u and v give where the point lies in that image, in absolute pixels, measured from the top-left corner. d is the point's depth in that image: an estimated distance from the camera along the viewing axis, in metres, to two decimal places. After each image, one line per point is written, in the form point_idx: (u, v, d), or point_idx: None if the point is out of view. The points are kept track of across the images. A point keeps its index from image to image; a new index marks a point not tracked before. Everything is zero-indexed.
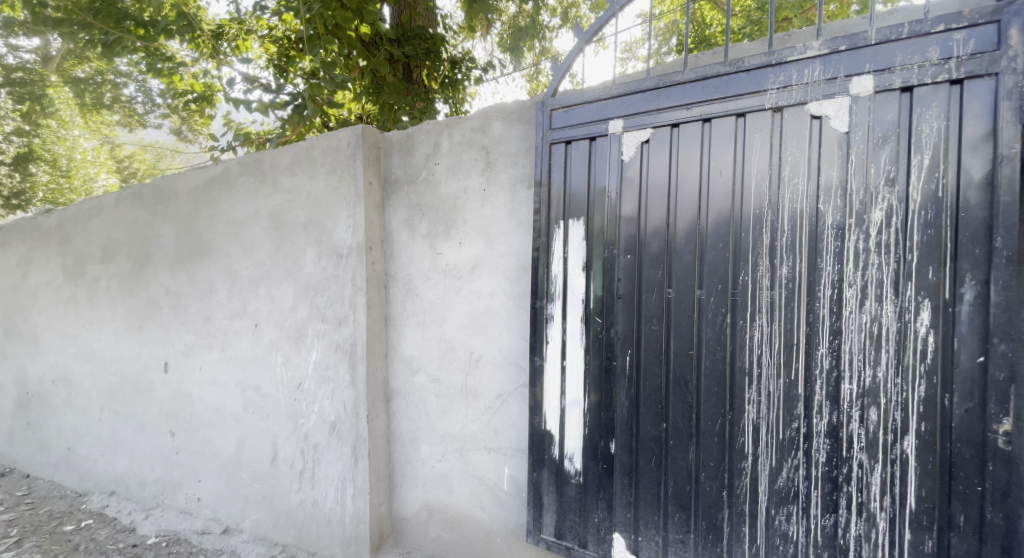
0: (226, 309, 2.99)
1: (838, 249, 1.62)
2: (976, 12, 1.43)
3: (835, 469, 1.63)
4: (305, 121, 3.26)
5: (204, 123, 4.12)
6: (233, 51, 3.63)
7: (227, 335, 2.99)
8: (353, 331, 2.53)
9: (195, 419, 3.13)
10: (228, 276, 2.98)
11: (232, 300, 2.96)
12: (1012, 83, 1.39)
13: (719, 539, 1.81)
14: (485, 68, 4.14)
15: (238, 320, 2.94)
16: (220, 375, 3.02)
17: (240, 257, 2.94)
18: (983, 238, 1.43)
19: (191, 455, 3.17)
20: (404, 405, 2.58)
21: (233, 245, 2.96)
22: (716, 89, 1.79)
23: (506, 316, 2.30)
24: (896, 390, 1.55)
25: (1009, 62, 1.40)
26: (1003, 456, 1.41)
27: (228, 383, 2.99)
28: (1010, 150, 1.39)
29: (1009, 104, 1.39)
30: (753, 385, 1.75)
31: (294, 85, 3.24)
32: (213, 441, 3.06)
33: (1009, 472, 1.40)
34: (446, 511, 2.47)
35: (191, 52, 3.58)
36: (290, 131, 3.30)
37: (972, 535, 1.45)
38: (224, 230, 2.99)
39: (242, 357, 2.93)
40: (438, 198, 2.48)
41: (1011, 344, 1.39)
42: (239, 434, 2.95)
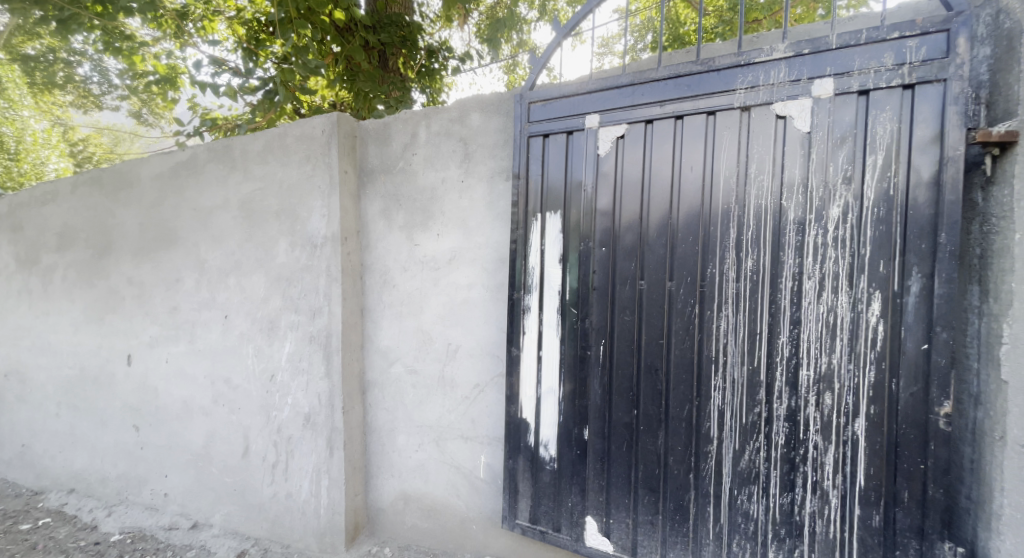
0: (194, 300, 2.90)
1: (798, 243, 1.71)
2: (927, 21, 1.53)
3: (793, 450, 1.73)
4: (275, 107, 3.17)
5: (166, 105, 3.94)
6: (198, 32, 3.49)
7: (195, 327, 2.90)
8: (327, 323, 2.50)
9: (161, 413, 3.03)
10: (195, 266, 2.89)
11: (200, 290, 2.88)
12: (958, 89, 1.50)
13: (685, 519, 1.89)
14: (462, 59, 4.11)
15: (207, 311, 2.86)
16: (187, 367, 2.93)
17: (208, 247, 2.85)
18: (929, 234, 1.54)
19: (157, 450, 3.07)
20: (380, 397, 2.58)
21: (201, 233, 2.87)
22: (687, 87, 1.85)
23: (483, 307, 2.32)
24: (850, 376, 1.65)
25: (956, 69, 1.50)
26: (943, 436, 1.53)
27: (196, 375, 2.91)
28: (954, 152, 1.50)
29: (955, 109, 1.50)
30: (719, 372, 1.83)
31: (264, 70, 3.14)
32: (181, 435, 2.98)
33: (947, 450, 1.52)
34: (422, 500, 2.49)
35: (152, 31, 3.42)
36: (260, 117, 3.21)
37: (914, 509, 1.58)
38: (191, 218, 2.89)
39: (211, 349, 2.85)
40: (415, 188, 2.46)
41: (952, 332, 1.51)
42: (209, 427, 2.88)
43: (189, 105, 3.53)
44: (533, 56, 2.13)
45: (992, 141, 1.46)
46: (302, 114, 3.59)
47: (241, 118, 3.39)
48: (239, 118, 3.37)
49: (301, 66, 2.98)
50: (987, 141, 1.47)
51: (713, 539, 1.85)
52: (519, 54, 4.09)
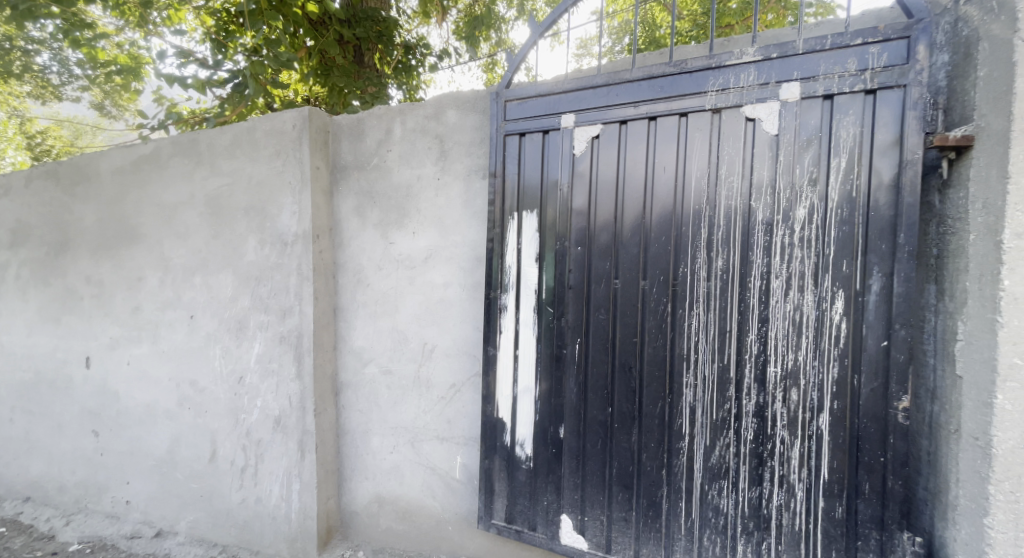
0: (157, 299, 2.79)
1: (766, 243, 1.76)
2: (888, 29, 1.59)
3: (761, 445, 1.78)
4: (245, 101, 3.08)
5: (130, 97, 3.78)
6: (164, 21, 3.36)
7: (159, 327, 2.79)
8: (299, 322, 2.44)
9: (122, 417, 2.91)
10: (159, 264, 2.78)
11: (164, 289, 2.77)
12: (917, 95, 1.56)
13: (658, 515, 1.92)
14: (440, 56, 4.07)
15: (172, 311, 2.76)
16: (151, 370, 2.82)
17: (172, 244, 2.75)
18: (889, 235, 1.60)
19: (118, 456, 2.95)
20: (354, 398, 2.53)
21: (165, 231, 2.76)
22: (661, 89, 1.88)
23: (460, 306, 2.31)
24: (815, 372, 1.71)
25: (915, 76, 1.56)
26: (901, 429, 1.59)
27: (160, 378, 2.80)
28: (913, 156, 1.56)
29: (914, 114, 1.56)
30: (690, 369, 1.87)
31: (233, 62, 3.04)
32: (143, 440, 2.86)
33: (905, 443, 1.58)
34: (396, 502, 2.46)
35: (115, 20, 3.28)
36: (230, 111, 3.11)
37: (875, 500, 1.63)
38: (154, 214, 2.79)
39: (176, 351, 2.75)
40: (390, 185, 2.43)
41: (910, 329, 1.57)
42: (173, 432, 2.78)
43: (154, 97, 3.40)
44: (509, 54, 2.13)
45: (949, 146, 1.53)
46: (274, 108, 3.50)
47: (210, 112, 3.28)
48: (207, 112, 3.26)
49: (272, 58, 2.93)
50: (945, 145, 1.53)
51: (684, 533, 1.89)
52: (496, 52, 4.09)
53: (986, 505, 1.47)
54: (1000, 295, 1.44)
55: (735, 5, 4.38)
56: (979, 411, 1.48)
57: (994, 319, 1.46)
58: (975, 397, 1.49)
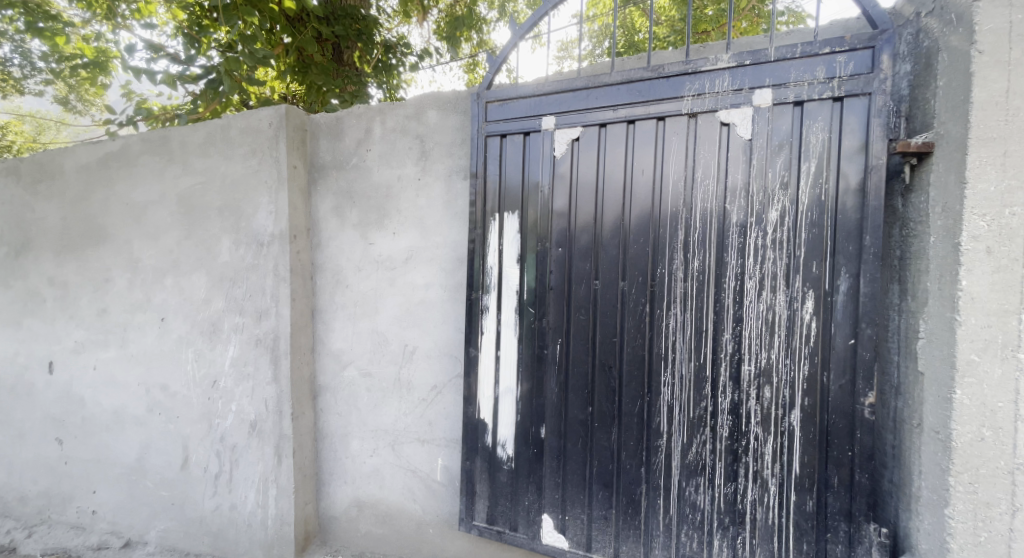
0: (126, 301, 2.70)
1: (740, 245, 1.80)
2: (854, 38, 1.64)
3: (736, 442, 1.82)
4: (219, 98, 3.00)
5: (97, 92, 3.65)
6: (133, 14, 3.25)
7: (128, 330, 2.70)
8: (275, 325, 2.39)
9: (89, 424, 2.80)
10: (127, 265, 2.69)
11: (133, 291, 2.68)
12: (881, 103, 1.61)
13: (637, 512, 1.95)
14: (421, 56, 4.04)
15: (142, 314, 2.67)
16: (119, 374, 2.73)
17: (142, 245, 2.66)
18: (856, 237, 1.65)
19: (84, 464, 2.84)
20: (333, 401, 2.50)
21: (134, 230, 2.67)
22: (640, 92, 1.91)
23: (441, 307, 2.29)
24: (787, 370, 1.75)
25: (880, 84, 1.61)
26: (867, 424, 1.64)
27: (129, 383, 2.71)
28: (877, 161, 1.61)
29: (878, 121, 1.61)
30: (668, 368, 1.90)
31: (206, 58, 2.96)
32: (112, 448, 2.77)
33: (871, 438, 1.63)
34: (376, 506, 2.43)
35: (82, 12, 3.16)
36: (203, 108, 3.03)
37: (843, 494, 1.68)
38: (122, 213, 2.69)
39: (146, 354, 2.66)
40: (369, 185, 2.40)
41: (876, 328, 1.62)
42: (143, 438, 2.69)
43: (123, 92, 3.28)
44: (491, 56, 2.13)
45: (910, 152, 1.57)
46: (249, 105, 3.42)
47: (182, 109, 3.18)
48: (179, 108, 3.16)
49: (247, 55, 2.82)
50: (906, 151, 1.57)
51: (663, 530, 1.92)
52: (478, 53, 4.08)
53: (946, 495, 1.50)
54: (958, 294, 1.48)
55: (711, 12, 4.47)
56: (939, 406, 1.52)
57: (952, 317, 1.50)
58: (936, 392, 1.53)
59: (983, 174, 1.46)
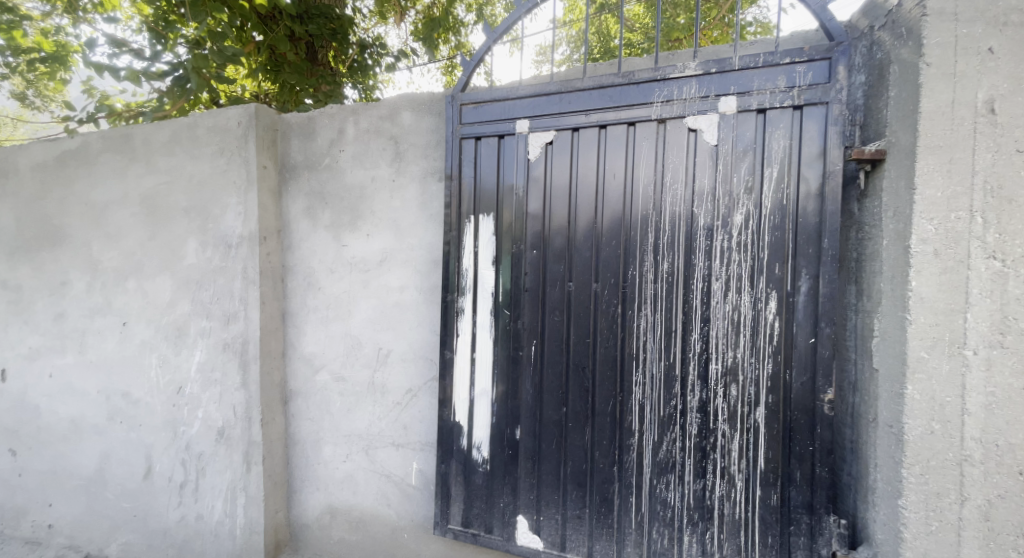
0: (85, 307, 2.68)
1: (707, 247, 1.86)
2: (812, 50, 1.71)
3: (704, 439, 1.87)
4: (187, 96, 2.91)
5: (56, 88, 3.51)
6: (96, 8, 3.13)
7: (87, 336, 2.68)
8: (243, 328, 2.35)
9: (48, 433, 2.77)
10: (87, 267, 2.66)
11: (93, 295, 2.66)
12: (838, 112, 1.68)
13: (610, 511, 1.98)
14: (398, 56, 4.01)
15: (102, 318, 2.64)
16: (78, 382, 2.70)
17: (102, 246, 2.63)
18: (815, 240, 1.72)
19: (39, 476, 2.81)
20: (305, 406, 2.46)
21: (94, 233, 2.65)
22: (611, 98, 1.95)
23: (416, 310, 2.28)
24: (752, 368, 1.80)
25: (836, 94, 1.69)
26: (827, 419, 1.70)
27: (88, 390, 2.68)
28: (834, 167, 1.68)
29: (835, 129, 1.68)
30: (640, 368, 1.94)
31: (173, 53, 2.86)
32: (72, 457, 2.73)
33: (830, 432, 1.69)
34: (349, 513, 2.40)
35: (40, 4, 3.03)
36: (169, 105, 2.94)
37: (805, 487, 1.74)
38: (82, 216, 2.67)
39: (106, 360, 2.64)
40: (342, 187, 2.38)
41: (834, 326, 1.69)
42: (102, 448, 2.66)
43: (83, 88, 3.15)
44: (466, 58, 2.15)
45: (865, 159, 1.65)
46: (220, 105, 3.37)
47: (146, 106, 3.05)
48: (144, 105, 3.04)
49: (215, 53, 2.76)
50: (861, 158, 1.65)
51: (635, 527, 1.95)
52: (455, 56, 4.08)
53: (900, 487, 1.58)
54: (908, 294, 1.56)
55: (683, 20, 4.57)
56: (893, 401, 1.60)
57: (903, 317, 1.57)
58: (890, 388, 1.61)
59: (931, 181, 1.54)
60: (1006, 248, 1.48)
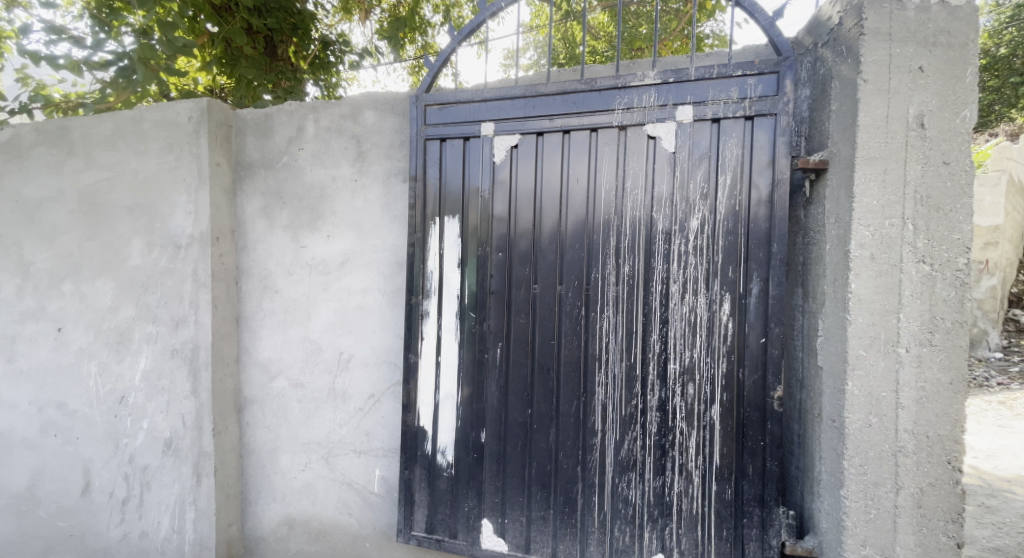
0: (16, 311, 2.49)
1: (665, 251, 1.91)
2: (762, 63, 1.79)
3: (663, 437, 1.91)
4: (132, 88, 2.74)
5: None
6: None
7: (17, 343, 2.50)
8: (194, 334, 2.24)
9: None
10: (19, 269, 2.49)
11: (24, 299, 2.48)
12: (785, 123, 1.76)
13: (574, 511, 2.00)
14: (362, 55, 3.92)
15: (34, 323, 2.47)
16: (6, 392, 2.51)
17: (36, 246, 2.46)
18: (766, 244, 1.79)
19: None
20: (260, 414, 2.36)
21: (26, 232, 2.47)
22: (574, 104, 1.98)
23: (379, 313, 2.23)
24: (707, 367, 1.86)
25: (784, 106, 1.76)
26: (776, 415, 1.76)
27: (19, 402, 2.49)
28: (782, 175, 1.76)
29: (783, 139, 1.76)
30: (602, 369, 1.97)
31: (118, 43, 2.69)
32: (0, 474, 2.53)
33: (780, 428, 1.76)
34: (308, 524, 2.32)
35: None
36: (113, 98, 2.76)
37: (757, 481, 1.80)
38: (13, 214, 2.49)
39: (39, 370, 2.46)
40: (301, 186, 2.31)
41: (783, 327, 1.76)
42: (35, 463, 2.48)
43: (18, 77, 2.95)
44: (430, 59, 2.13)
45: (810, 168, 1.74)
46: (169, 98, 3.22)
47: (89, 97, 2.91)
48: (85, 96, 2.89)
49: (164, 43, 2.62)
50: (806, 168, 1.73)
51: (598, 526, 1.98)
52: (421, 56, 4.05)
53: (842, 478, 1.65)
54: (850, 296, 1.65)
55: (645, 31, 4.73)
56: (835, 397, 1.68)
57: (844, 317, 1.66)
58: (832, 384, 1.69)
59: (868, 190, 1.64)
60: (934, 253, 1.59)
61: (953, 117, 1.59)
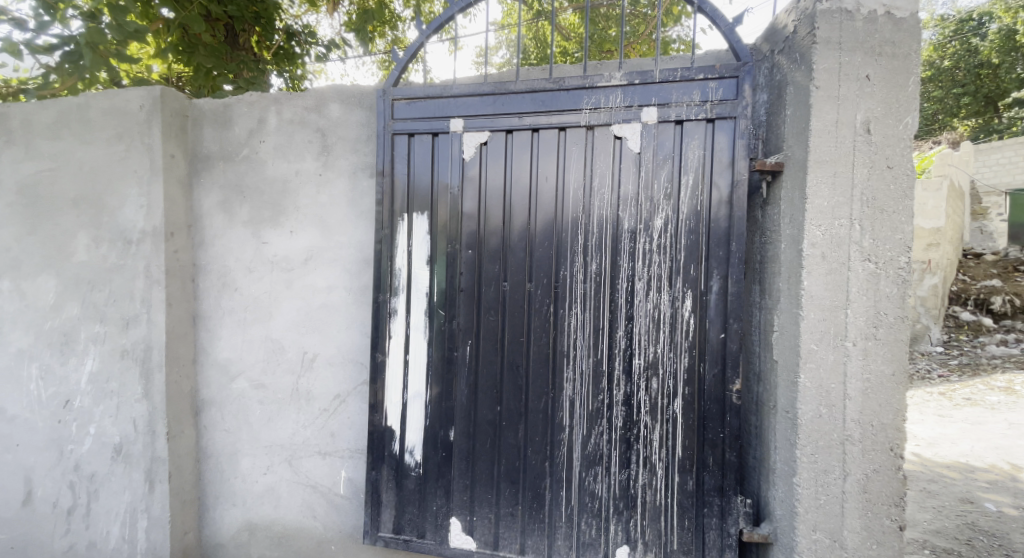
0: None
1: (631, 249, 1.94)
2: (722, 68, 1.84)
3: (628, 431, 1.95)
4: (79, 74, 2.58)
5: None
6: None
7: None
8: (146, 334, 2.13)
9: None
10: None
11: None
12: (744, 126, 1.82)
13: (542, 506, 2.02)
14: (328, 47, 3.80)
15: None
16: None
17: None
18: (725, 244, 1.85)
19: None
20: (219, 417, 2.27)
21: None
22: (543, 102, 1.99)
23: (345, 311, 2.18)
24: (670, 362, 1.90)
25: (743, 109, 1.82)
26: (735, 408, 1.82)
27: None
28: (741, 176, 1.81)
29: (742, 142, 1.82)
30: (570, 365, 1.99)
31: (64, 25, 2.52)
32: None
33: (738, 419, 1.82)
34: (270, 529, 2.25)
35: None
36: (57, 84, 2.59)
37: (716, 472, 1.86)
38: None
39: None
40: (262, 180, 2.23)
41: (741, 323, 1.82)
42: None
43: None
44: (398, 53, 2.09)
45: (766, 170, 1.81)
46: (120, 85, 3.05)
47: (31, 83, 2.73)
48: (26, 82, 2.71)
49: (114, 28, 2.46)
50: (763, 170, 1.80)
51: (565, 520, 2.00)
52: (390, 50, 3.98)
53: (795, 466, 1.72)
54: (802, 293, 1.72)
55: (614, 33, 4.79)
56: (789, 389, 1.75)
57: (797, 313, 1.73)
58: (786, 377, 1.76)
59: (820, 191, 1.71)
60: (878, 252, 1.68)
61: (897, 123, 1.68)
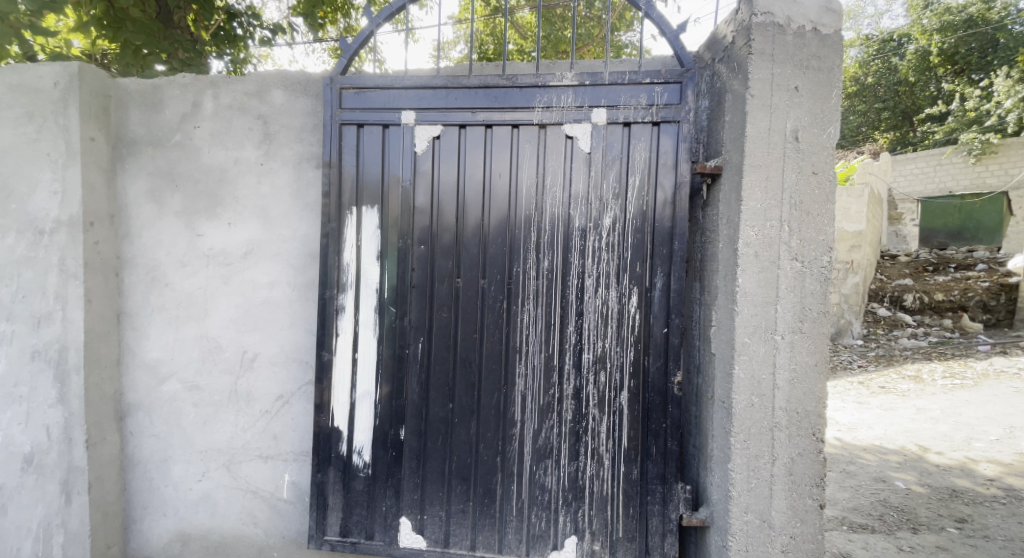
0: None
1: (581, 246, 1.97)
2: (668, 73, 1.90)
3: (578, 424, 1.98)
4: None
5: None
6: None
7: None
8: (60, 333, 1.94)
9: None
10: None
11: None
12: (687, 131, 1.88)
13: (492, 501, 2.02)
14: (273, 31, 3.62)
15: None
16: None
17: None
18: (669, 242, 1.91)
19: None
20: (147, 422, 2.12)
21: None
22: (496, 98, 1.97)
23: (287, 308, 2.08)
24: (617, 356, 1.95)
25: (686, 114, 1.89)
26: (676, 399, 1.90)
27: None
28: (684, 178, 1.88)
29: (685, 145, 1.88)
30: (522, 361, 2.00)
31: None
32: None
33: (679, 410, 1.90)
34: (206, 538, 2.12)
35: None
36: None
37: (659, 460, 1.93)
38: None
39: None
40: (196, 168, 2.08)
41: (683, 318, 1.90)
42: None
43: None
44: (347, 40, 2.01)
45: (707, 172, 1.89)
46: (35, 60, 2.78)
47: None
48: None
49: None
50: (703, 172, 1.88)
51: (516, 514, 2.01)
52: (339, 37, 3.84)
53: (729, 453, 1.81)
54: (737, 289, 1.80)
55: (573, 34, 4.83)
56: (725, 380, 1.84)
57: (733, 308, 1.82)
58: (722, 369, 1.85)
59: (754, 193, 1.79)
60: (805, 252, 1.79)
61: (821, 132, 1.79)
